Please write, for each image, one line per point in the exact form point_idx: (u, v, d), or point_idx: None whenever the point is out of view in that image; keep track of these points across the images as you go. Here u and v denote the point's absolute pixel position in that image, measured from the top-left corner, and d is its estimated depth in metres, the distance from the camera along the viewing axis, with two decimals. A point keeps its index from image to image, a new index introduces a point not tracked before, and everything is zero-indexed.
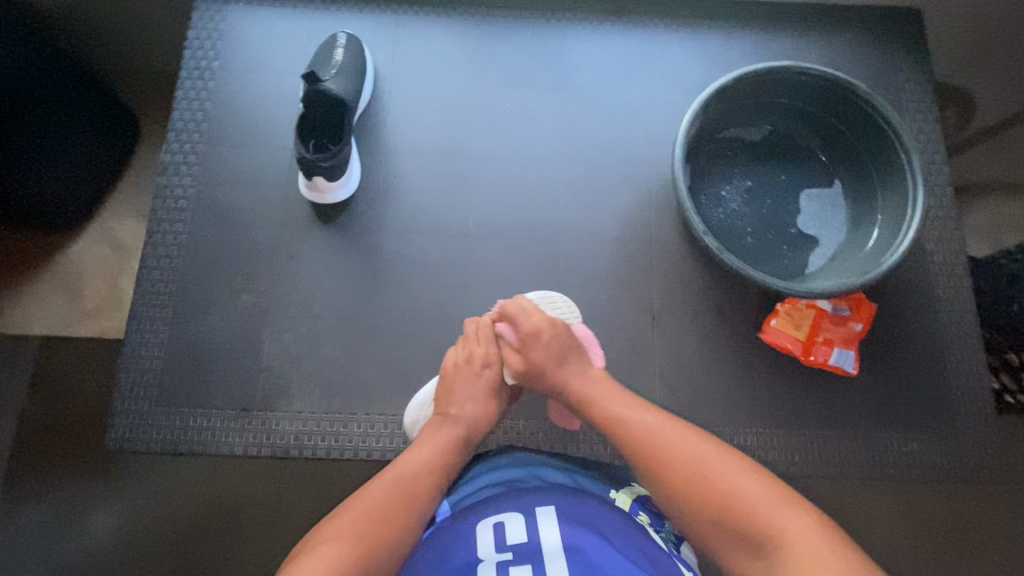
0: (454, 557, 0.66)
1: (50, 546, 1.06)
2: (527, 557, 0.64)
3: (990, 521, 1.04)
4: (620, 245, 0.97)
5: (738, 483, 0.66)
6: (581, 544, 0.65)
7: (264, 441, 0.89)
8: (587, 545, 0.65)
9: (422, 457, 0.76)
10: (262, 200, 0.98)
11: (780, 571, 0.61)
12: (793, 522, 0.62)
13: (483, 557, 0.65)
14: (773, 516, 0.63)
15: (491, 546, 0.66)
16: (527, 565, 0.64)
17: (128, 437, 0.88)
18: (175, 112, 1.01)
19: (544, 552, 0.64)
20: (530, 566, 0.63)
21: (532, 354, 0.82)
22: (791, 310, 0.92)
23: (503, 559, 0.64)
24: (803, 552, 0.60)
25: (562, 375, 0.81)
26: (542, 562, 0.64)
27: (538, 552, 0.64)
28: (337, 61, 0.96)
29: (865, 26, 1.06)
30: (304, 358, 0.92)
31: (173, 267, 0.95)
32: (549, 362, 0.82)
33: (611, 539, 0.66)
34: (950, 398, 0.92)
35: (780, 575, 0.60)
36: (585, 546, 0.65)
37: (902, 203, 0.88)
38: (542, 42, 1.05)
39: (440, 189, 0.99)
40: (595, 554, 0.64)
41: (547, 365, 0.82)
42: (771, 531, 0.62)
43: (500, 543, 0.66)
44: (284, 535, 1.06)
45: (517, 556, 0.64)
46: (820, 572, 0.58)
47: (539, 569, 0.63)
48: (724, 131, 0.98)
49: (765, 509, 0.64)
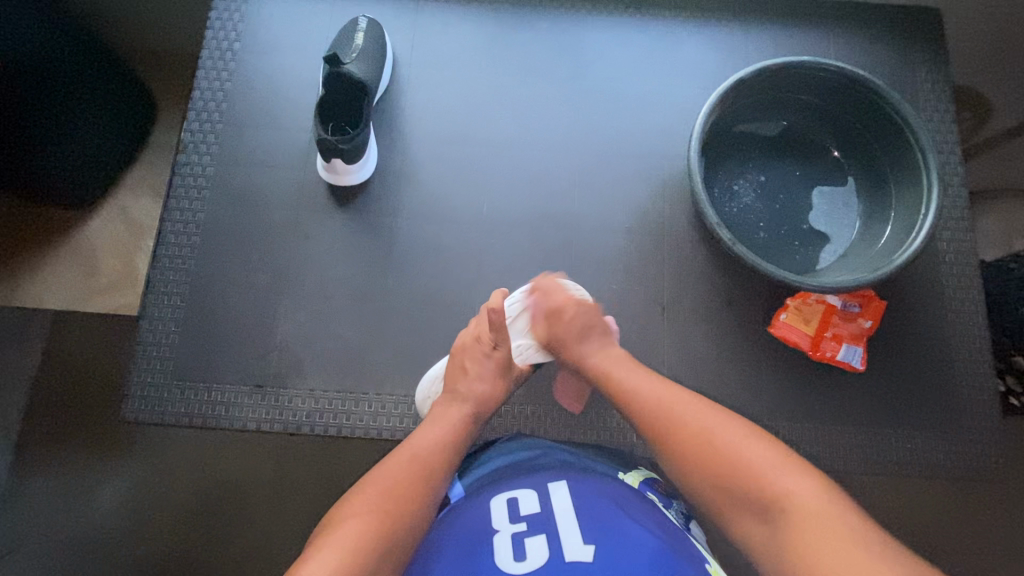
0: (470, 530, 0.67)
1: (63, 514, 1.08)
2: (540, 526, 0.65)
3: (991, 521, 1.05)
4: (632, 236, 0.97)
5: (741, 449, 0.68)
6: (595, 515, 0.66)
7: (277, 418, 0.90)
8: (600, 514, 0.66)
9: (434, 434, 0.77)
10: (279, 181, 0.99)
11: (781, 535, 0.62)
12: (800, 487, 0.63)
13: (498, 529, 0.66)
14: (777, 483, 0.64)
15: (505, 517, 0.67)
16: (541, 534, 0.65)
17: (143, 408, 0.90)
18: (196, 91, 1.02)
19: (557, 520, 0.66)
20: (544, 534, 0.65)
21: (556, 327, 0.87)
22: (801, 305, 0.92)
23: (517, 530, 0.66)
24: (806, 516, 0.61)
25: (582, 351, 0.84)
26: (556, 530, 0.65)
27: (551, 521, 0.66)
28: (357, 45, 0.97)
29: (885, 26, 1.06)
30: (317, 337, 0.93)
31: (191, 243, 0.96)
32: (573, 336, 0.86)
33: (627, 508, 0.67)
34: (957, 397, 0.92)
35: (783, 538, 0.61)
36: (598, 515, 0.66)
37: (917, 200, 0.88)
38: (560, 33, 1.05)
39: (455, 174, 1.00)
40: (610, 523, 0.65)
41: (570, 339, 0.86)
42: (776, 496, 0.63)
43: (513, 515, 0.68)
44: (291, 511, 1.08)
45: (530, 526, 0.66)
46: (820, 538, 0.59)
47: (553, 537, 0.64)
48: (739, 126, 0.98)
49: (769, 472, 0.65)
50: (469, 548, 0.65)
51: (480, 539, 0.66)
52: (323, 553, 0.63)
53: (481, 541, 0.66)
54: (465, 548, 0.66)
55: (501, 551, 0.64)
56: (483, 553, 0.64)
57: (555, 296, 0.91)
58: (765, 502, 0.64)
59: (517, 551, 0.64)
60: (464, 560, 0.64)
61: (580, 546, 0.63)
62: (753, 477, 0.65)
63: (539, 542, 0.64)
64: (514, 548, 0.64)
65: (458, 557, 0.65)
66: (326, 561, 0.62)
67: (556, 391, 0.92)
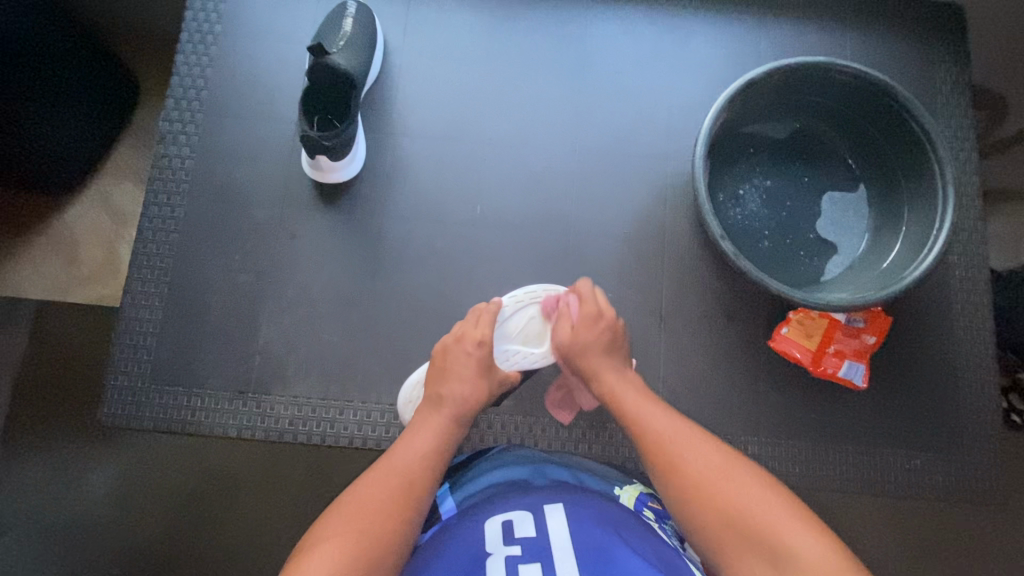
0: (462, 553, 0.64)
1: (42, 513, 1.06)
2: (536, 555, 0.62)
3: (984, 537, 1.04)
4: (631, 242, 0.93)
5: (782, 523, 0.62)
6: (595, 541, 0.63)
7: (259, 425, 0.87)
8: (599, 541, 0.63)
9: (418, 445, 0.73)
10: (263, 176, 0.94)
11: None
12: (818, 553, 0.59)
13: (491, 553, 0.63)
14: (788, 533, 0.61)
15: (499, 540, 0.65)
16: (535, 563, 0.61)
17: (120, 413, 0.87)
18: (175, 78, 0.96)
19: (553, 549, 0.63)
20: (539, 563, 0.61)
21: (578, 335, 0.81)
22: (803, 319, 0.89)
23: (511, 555, 0.63)
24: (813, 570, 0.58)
25: (603, 364, 0.80)
26: (551, 559, 0.62)
27: (547, 548, 0.63)
28: (346, 32, 0.91)
29: (905, 23, 1.00)
30: (301, 342, 0.90)
31: (169, 240, 0.92)
32: (593, 349, 0.80)
33: (624, 532, 0.65)
34: (959, 416, 0.90)
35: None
36: (596, 544, 0.63)
37: (928, 214, 0.84)
38: (561, 22, 0.99)
39: (447, 172, 0.95)
40: (609, 551, 0.62)
41: (593, 351, 0.80)
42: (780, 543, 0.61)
43: (508, 539, 0.65)
44: (274, 515, 1.05)
45: (525, 552, 0.63)
46: None
47: (548, 567, 0.61)
48: (748, 128, 0.93)
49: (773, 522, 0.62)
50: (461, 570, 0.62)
51: (473, 562, 0.63)
52: None
53: (473, 564, 0.63)
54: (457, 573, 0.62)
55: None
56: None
57: (545, 302, 0.88)
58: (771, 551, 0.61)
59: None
60: None
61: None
62: (756, 519, 0.63)
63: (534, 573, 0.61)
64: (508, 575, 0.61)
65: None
66: None
67: (546, 400, 0.89)
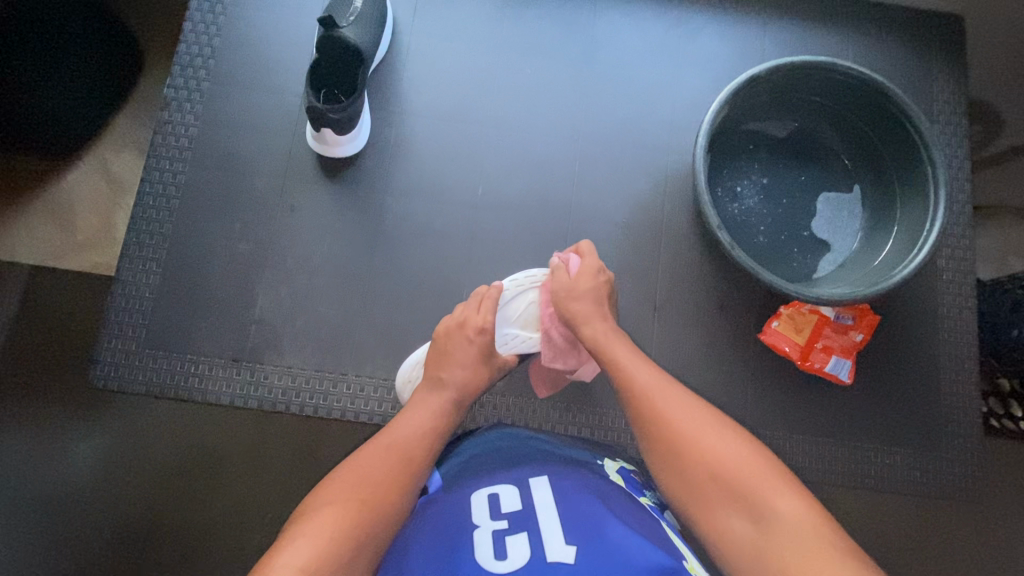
0: (448, 522, 0.64)
1: (27, 477, 1.05)
2: (521, 525, 0.62)
3: (958, 538, 1.06)
4: (629, 231, 0.95)
5: (791, 522, 0.56)
6: (581, 513, 0.62)
7: (251, 393, 0.87)
8: (585, 511, 0.63)
9: (416, 422, 0.74)
10: (267, 147, 0.94)
11: (770, 548, 0.56)
12: (796, 509, 0.57)
13: (478, 524, 0.63)
14: (773, 498, 0.58)
15: (485, 512, 0.64)
16: (522, 532, 0.61)
17: (112, 375, 0.87)
18: (182, 45, 0.96)
19: (539, 519, 0.62)
20: (525, 532, 0.61)
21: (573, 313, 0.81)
22: (794, 314, 0.91)
23: (498, 527, 0.62)
24: (796, 533, 0.55)
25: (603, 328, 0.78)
26: (537, 528, 0.61)
27: (533, 519, 0.62)
28: (357, 8, 0.89)
29: (907, 31, 1.02)
30: (298, 315, 0.90)
31: (170, 207, 0.92)
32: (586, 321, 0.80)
33: (608, 501, 0.65)
34: (939, 416, 0.92)
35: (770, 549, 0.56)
36: (583, 515, 0.62)
37: (920, 217, 0.86)
38: (570, 13, 1.00)
39: (450, 154, 0.96)
40: (594, 519, 0.62)
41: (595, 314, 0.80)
42: (767, 505, 0.58)
43: (494, 512, 0.64)
44: (262, 489, 1.05)
45: (511, 524, 0.62)
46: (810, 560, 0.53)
47: (534, 533, 0.60)
48: (747, 124, 0.95)
49: (758, 485, 0.60)
50: (446, 542, 0.61)
51: (459, 532, 0.62)
52: (297, 540, 0.58)
53: (459, 533, 0.62)
54: (441, 545, 0.61)
55: (477, 547, 0.60)
56: (461, 548, 0.60)
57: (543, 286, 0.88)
58: (754, 513, 0.58)
59: (497, 549, 0.59)
60: (438, 556, 0.59)
61: (563, 547, 0.58)
62: (737, 478, 0.61)
63: (521, 541, 0.59)
64: (495, 546, 0.60)
65: (439, 548, 0.61)
66: (301, 551, 0.57)
67: (529, 372, 0.91)
